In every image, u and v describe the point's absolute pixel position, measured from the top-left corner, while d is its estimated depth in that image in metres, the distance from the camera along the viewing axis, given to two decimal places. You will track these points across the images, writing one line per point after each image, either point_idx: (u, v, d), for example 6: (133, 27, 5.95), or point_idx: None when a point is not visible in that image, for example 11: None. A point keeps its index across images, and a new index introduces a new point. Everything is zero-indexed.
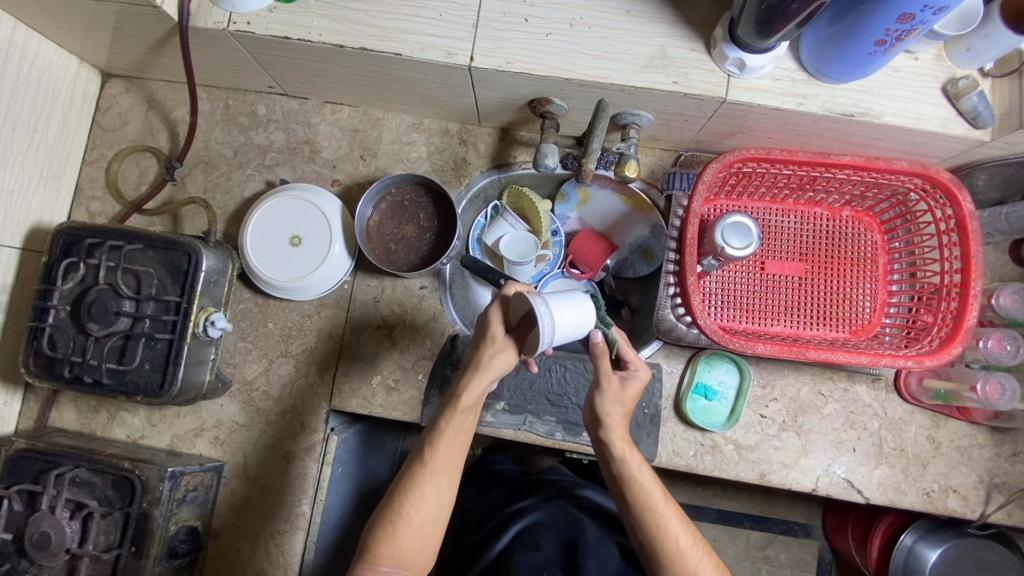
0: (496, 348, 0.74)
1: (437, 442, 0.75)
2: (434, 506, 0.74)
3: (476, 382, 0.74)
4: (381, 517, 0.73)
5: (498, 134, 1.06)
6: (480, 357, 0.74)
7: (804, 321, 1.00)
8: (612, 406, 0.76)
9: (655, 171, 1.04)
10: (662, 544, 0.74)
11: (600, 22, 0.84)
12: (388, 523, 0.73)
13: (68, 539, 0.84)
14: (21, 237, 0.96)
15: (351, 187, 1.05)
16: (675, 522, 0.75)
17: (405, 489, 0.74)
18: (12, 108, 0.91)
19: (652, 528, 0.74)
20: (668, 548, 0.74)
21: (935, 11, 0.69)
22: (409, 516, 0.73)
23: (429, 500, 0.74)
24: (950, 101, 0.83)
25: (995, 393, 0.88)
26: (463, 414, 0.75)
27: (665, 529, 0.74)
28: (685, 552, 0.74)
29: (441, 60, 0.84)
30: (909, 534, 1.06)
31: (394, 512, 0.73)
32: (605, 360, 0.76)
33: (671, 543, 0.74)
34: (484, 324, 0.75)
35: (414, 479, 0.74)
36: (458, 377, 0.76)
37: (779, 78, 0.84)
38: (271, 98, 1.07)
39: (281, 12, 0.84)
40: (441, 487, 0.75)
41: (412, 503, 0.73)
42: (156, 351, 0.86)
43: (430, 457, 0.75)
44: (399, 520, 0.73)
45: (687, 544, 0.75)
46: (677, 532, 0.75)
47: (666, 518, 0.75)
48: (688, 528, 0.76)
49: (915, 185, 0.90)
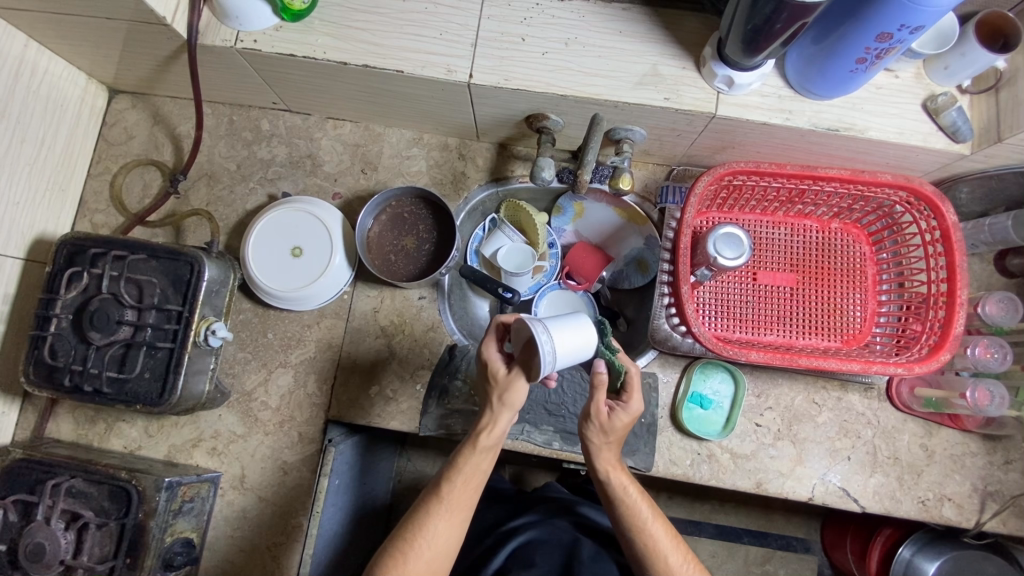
0: (514, 383, 0.74)
1: (454, 478, 0.76)
2: (445, 540, 0.75)
3: (494, 421, 0.75)
4: (389, 548, 0.74)
5: (496, 149, 1.09)
6: (491, 394, 0.75)
7: (795, 331, 1.01)
8: (598, 438, 0.77)
9: (648, 184, 1.07)
10: (655, 563, 0.76)
11: (594, 42, 0.87)
12: (396, 550, 0.73)
13: (63, 550, 0.83)
14: (25, 248, 0.97)
15: (352, 200, 1.07)
16: (665, 540, 0.77)
17: (418, 520, 0.75)
18: (21, 121, 0.94)
19: (644, 548, 0.77)
20: (659, 567, 0.76)
21: (911, 31, 0.72)
22: (419, 548, 0.73)
23: (439, 532, 0.74)
24: (930, 117, 0.87)
25: (984, 399, 0.89)
26: (482, 454, 0.76)
27: (655, 547, 0.77)
28: (676, 571, 0.76)
29: (441, 77, 0.87)
30: (908, 547, 1.06)
31: (399, 542, 0.74)
32: (600, 393, 0.74)
33: (662, 561, 0.76)
34: (486, 369, 0.75)
35: (428, 512, 0.75)
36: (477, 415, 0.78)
37: (767, 94, 0.87)
38: (275, 114, 1.10)
39: (286, 31, 0.87)
40: (453, 522, 0.75)
41: (425, 535, 0.74)
42: (156, 360, 0.86)
43: (446, 492, 0.76)
44: (409, 548, 0.73)
45: (678, 561, 0.77)
46: (667, 550, 0.77)
47: (656, 537, 0.77)
48: (680, 547, 0.78)
49: (900, 198, 0.93)
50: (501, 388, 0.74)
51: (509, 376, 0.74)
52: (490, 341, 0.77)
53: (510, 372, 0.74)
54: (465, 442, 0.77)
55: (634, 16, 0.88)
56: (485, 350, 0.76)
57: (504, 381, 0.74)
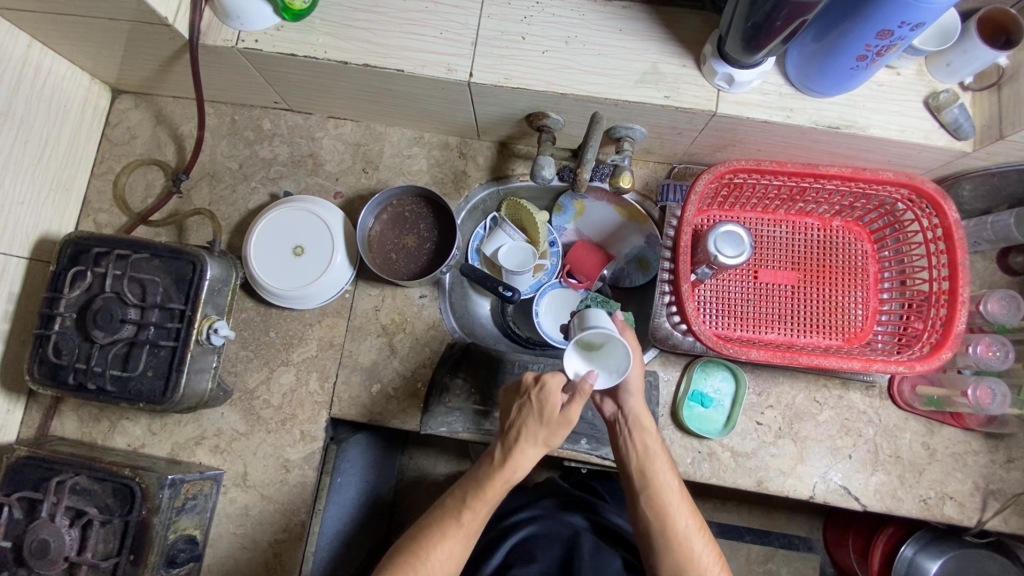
0: (563, 427, 0.75)
1: (476, 505, 0.77)
2: (457, 560, 0.77)
3: (526, 456, 0.76)
4: (399, 555, 0.75)
5: (497, 148, 1.09)
6: (537, 433, 0.75)
7: (796, 329, 1.01)
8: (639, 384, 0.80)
9: (649, 183, 1.07)
10: (669, 527, 0.79)
11: (593, 40, 0.87)
12: (406, 564, 0.74)
13: (67, 546, 0.84)
14: (29, 247, 0.98)
15: (353, 199, 1.07)
16: (684, 505, 0.80)
17: (431, 541, 0.76)
18: (24, 121, 0.94)
19: (662, 509, 0.79)
20: (675, 529, 0.78)
21: (912, 28, 0.72)
22: (431, 570, 0.74)
23: (453, 554, 0.76)
24: (932, 114, 0.86)
25: (986, 398, 0.89)
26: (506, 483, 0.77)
27: (673, 512, 0.79)
28: (691, 535, 0.79)
29: (441, 76, 0.87)
30: (909, 546, 1.06)
31: (409, 557, 0.75)
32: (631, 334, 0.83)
33: (678, 524, 0.79)
34: (543, 404, 0.75)
35: (442, 533, 0.76)
36: (506, 446, 0.77)
37: (767, 92, 0.87)
38: (276, 113, 1.10)
39: (287, 31, 0.88)
40: (466, 544, 0.77)
41: (438, 556, 0.75)
42: (159, 358, 0.87)
43: (466, 516, 0.77)
44: (419, 565, 0.74)
45: (692, 527, 0.79)
46: (684, 516, 0.79)
47: (676, 499, 0.79)
48: (694, 514, 0.81)
49: (902, 195, 0.93)
50: (553, 427, 0.75)
51: (563, 417, 0.74)
52: (553, 378, 0.75)
53: (564, 414, 0.74)
54: (490, 474, 0.77)
55: (634, 14, 0.88)
56: (551, 389, 0.75)
57: (556, 424, 0.75)
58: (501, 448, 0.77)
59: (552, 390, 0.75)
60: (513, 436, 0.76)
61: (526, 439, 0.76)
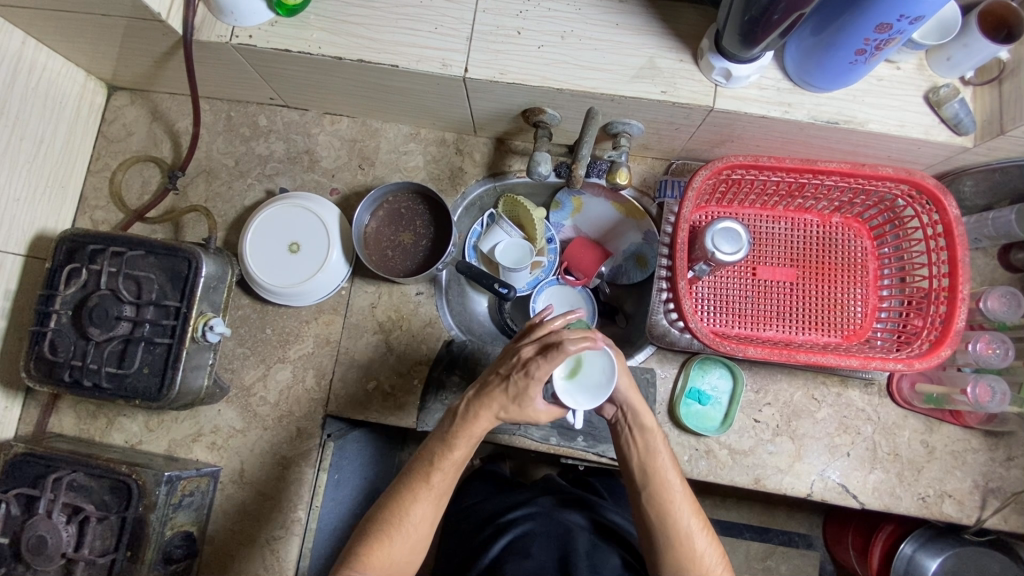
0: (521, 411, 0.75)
1: (443, 468, 0.76)
2: (430, 522, 0.76)
3: (487, 421, 0.76)
4: (374, 527, 0.74)
5: (494, 144, 1.09)
6: (500, 408, 0.75)
7: (794, 326, 1.01)
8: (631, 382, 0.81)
9: (647, 179, 1.07)
10: (670, 524, 0.77)
11: (589, 35, 0.86)
12: (381, 533, 0.73)
13: (64, 543, 0.84)
14: (26, 244, 0.98)
15: (349, 196, 1.07)
16: (688, 502, 0.78)
17: (404, 505, 0.75)
18: (20, 118, 0.94)
19: (664, 506, 0.78)
20: (678, 527, 0.77)
21: (911, 22, 0.71)
22: (406, 533, 0.74)
23: (426, 517, 0.75)
24: (932, 109, 0.85)
25: (985, 395, 0.88)
26: (467, 444, 0.77)
27: (675, 508, 0.78)
28: (694, 534, 0.77)
29: (436, 71, 0.86)
30: (909, 543, 1.05)
31: (385, 524, 0.74)
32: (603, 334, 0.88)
33: (682, 523, 0.77)
34: (522, 391, 0.74)
35: (414, 496, 0.75)
36: (471, 408, 0.76)
37: (766, 87, 0.86)
38: (272, 110, 1.10)
39: (281, 26, 0.87)
40: (437, 507, 0.76)
41: (410, 519, 0.74)
42: (155, 355, 0.87)
43: (434, 478, 0.76)
44: (394, 530, 0.73)
45: (696, 526, 0.77)
46: (688, 513, 0.78)
47: (680, 496, 0.78)
48: (698, 513, 0.79)
49: (902, 191, 0.92)
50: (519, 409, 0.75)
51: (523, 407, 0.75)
52: (540, 375, 0.73)
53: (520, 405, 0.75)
54: (455, 431, 0.77)
55: (631, 9, 0.87)
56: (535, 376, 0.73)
57: (516, 408, 0.75)
58: (464, 406, 0.77)
59: (535, 385, 0.73)
60: (478, 399, 0.76)
61: (487, 411, 0.76)
